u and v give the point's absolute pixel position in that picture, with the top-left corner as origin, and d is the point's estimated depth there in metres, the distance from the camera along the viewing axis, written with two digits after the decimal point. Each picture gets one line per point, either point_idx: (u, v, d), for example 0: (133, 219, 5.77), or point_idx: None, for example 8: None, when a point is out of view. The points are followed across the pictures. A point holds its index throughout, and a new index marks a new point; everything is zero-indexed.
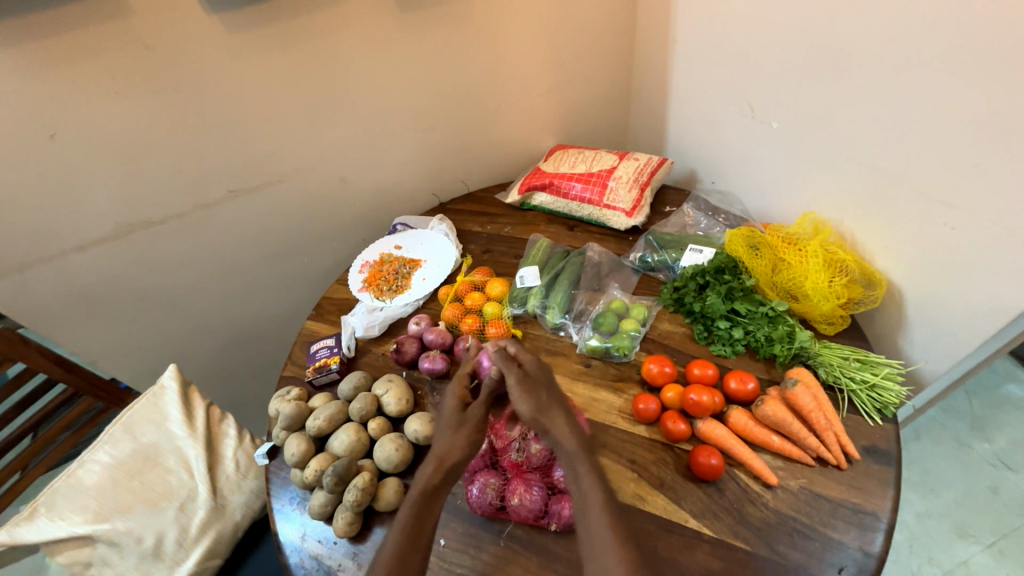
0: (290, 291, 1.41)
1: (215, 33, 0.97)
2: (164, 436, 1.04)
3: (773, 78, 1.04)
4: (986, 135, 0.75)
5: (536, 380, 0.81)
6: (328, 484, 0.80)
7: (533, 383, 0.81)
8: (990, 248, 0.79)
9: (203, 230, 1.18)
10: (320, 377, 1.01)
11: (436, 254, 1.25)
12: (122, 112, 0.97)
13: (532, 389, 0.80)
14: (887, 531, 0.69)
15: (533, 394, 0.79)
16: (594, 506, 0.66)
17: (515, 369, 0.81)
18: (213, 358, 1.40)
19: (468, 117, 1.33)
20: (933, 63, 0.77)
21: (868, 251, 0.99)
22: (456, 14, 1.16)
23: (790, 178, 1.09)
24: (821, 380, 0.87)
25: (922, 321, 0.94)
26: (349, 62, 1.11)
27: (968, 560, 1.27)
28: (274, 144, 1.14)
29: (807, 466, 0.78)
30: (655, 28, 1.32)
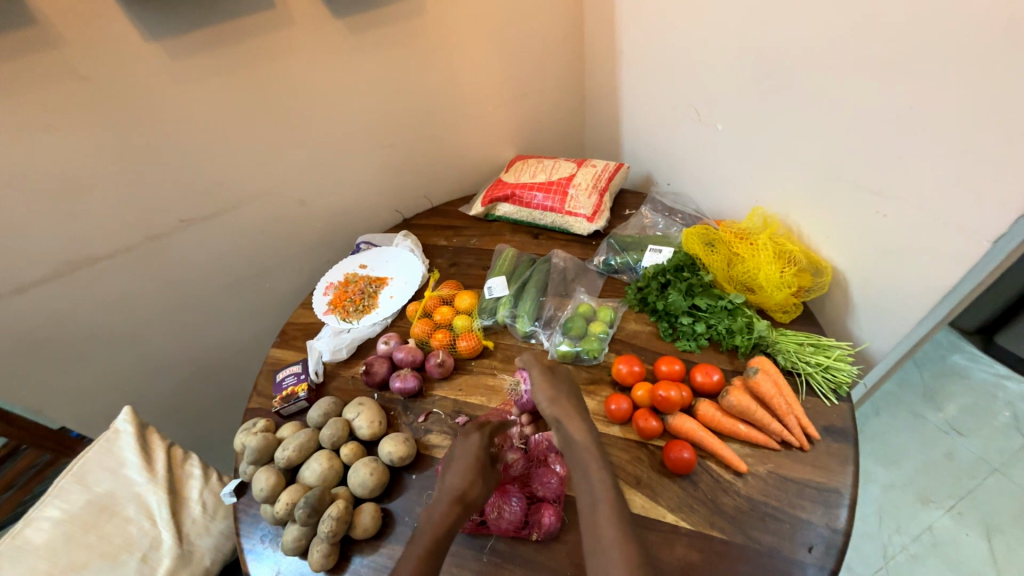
0: (253, 319, 1.36)
1: (155, 60, 0.94)
2: (120, 484, 0.97)
3: (713, 84, 1.09)
4: (907, 126, 0.81)
5: (557, 377, 0.86)
6: (301, 517, 0.77)
7: (554, 376, 0.85)
8: (917, 230, 0.85)
9: (154, 263, 1.13)
10: (288, 406, 0.98)
11: (402, 271, 1.24)
12: (56, 144, 0.92)
13: (553, 382, 0.84)
14: (849, 506, 0.72)
15: (554, 386, 0.84)
16: (603, 503, 0.68)
17: (538, 366, 0.86)
18: (172, 396, 1.33)
19: (426, 131, 1.33)
20: (856, 62, 0.83)
21: (814, 242, 1.04)
22: (405, 31, 1.17)
23: (739, 177, 1.15)
24: (780, 366, 0.90)
25: (865, 303, 1.00)
26: (300, 82, 1.10)
27: (933, 525, 1.34)
28: (225, 169, 1.11)
29: (774, 450, 0.81)
30: (603, 38, 1.36)
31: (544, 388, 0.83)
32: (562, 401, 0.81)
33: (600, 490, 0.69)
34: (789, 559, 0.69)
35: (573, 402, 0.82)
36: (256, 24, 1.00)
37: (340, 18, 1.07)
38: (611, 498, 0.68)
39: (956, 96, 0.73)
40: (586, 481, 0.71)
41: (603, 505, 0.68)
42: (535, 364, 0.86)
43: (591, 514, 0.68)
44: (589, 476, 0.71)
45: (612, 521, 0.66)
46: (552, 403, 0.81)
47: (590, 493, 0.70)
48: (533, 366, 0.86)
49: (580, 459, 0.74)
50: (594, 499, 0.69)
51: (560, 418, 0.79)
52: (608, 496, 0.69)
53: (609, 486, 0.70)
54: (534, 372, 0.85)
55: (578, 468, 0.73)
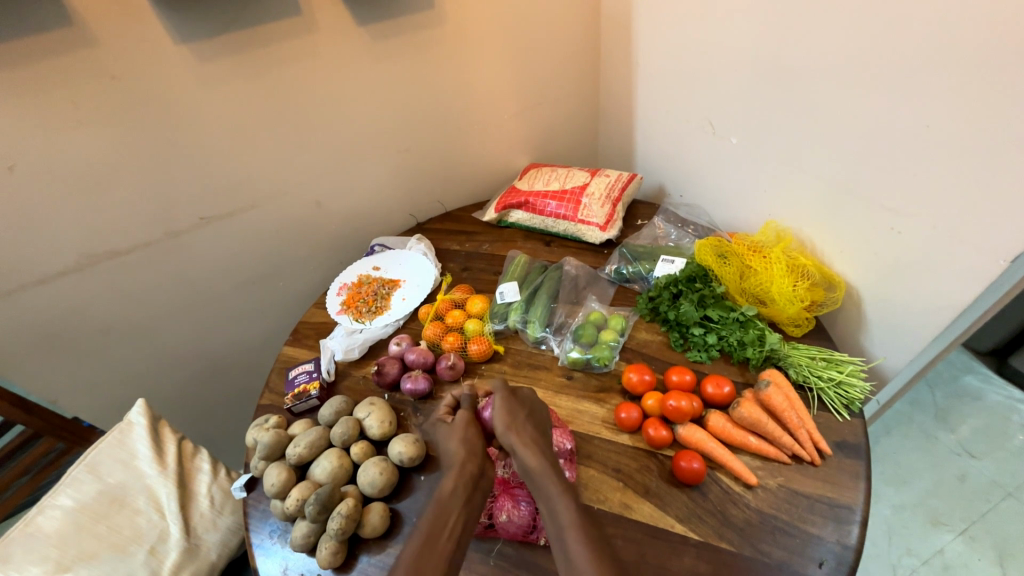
0: (266, 316, 1.38)
1: (185, 62, 0.97)
2: (131, 475, 0.99)
3: (729, 97, 1.11)
4: (922, 143, 0.81)
5: (520, 401, 0.81)
6: (310, 513, 0.78)
7: (514, 403, 0.80)
8: (932, 248, 0.85)
9: (174, 258, 1.15)
10: (300, 404, 0.99)
11: (415, 274, 1.25)
12: (88, 141, 0.95)
13: (511, 409, 0.79)
14: (862, 523, 0.72)
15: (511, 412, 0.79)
16: (568, 527, 0.65)
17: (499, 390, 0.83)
18: (184, 390, 1.35)
19: (442, 137, 1.36)
20: (871, 79, 0.84)
21: (827, 256, 1.04)
22: (426, 39, 1.19)
23: (752, 190, 1.15)
24: (792, 380, 0.90)
25: (878, 319, 1.00)
26: (323, 87, 1.13)
27: (943, 549, 1.31)
28: (246, 168, 1.14)
29: (784, 464, 0.80)
30: (619, 50, 1.38)
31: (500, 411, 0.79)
32: (519, 428, 0.77)
33: (565, 516, 0.66)
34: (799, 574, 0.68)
35: (530, 427, 0.77)
36: (283, 30, 1.03)
37: (364, 26, 1.10)
38: (578, 523, 0.65)
39: (973, 114, 0.74)
40: (547, 505, 0.69)
41: (570, 531, 0.65)
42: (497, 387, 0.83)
43: (559, 539, 0.65)
44: (552, 503, 0.68)
45: (583, 544, 0.63)
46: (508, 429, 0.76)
47: (554, 519, 0.67)
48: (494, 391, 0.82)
49: (540, 486, 0.70)
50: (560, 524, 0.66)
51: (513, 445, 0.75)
52: (573, 520, 0.66)
53: (575, 513, 0.67)
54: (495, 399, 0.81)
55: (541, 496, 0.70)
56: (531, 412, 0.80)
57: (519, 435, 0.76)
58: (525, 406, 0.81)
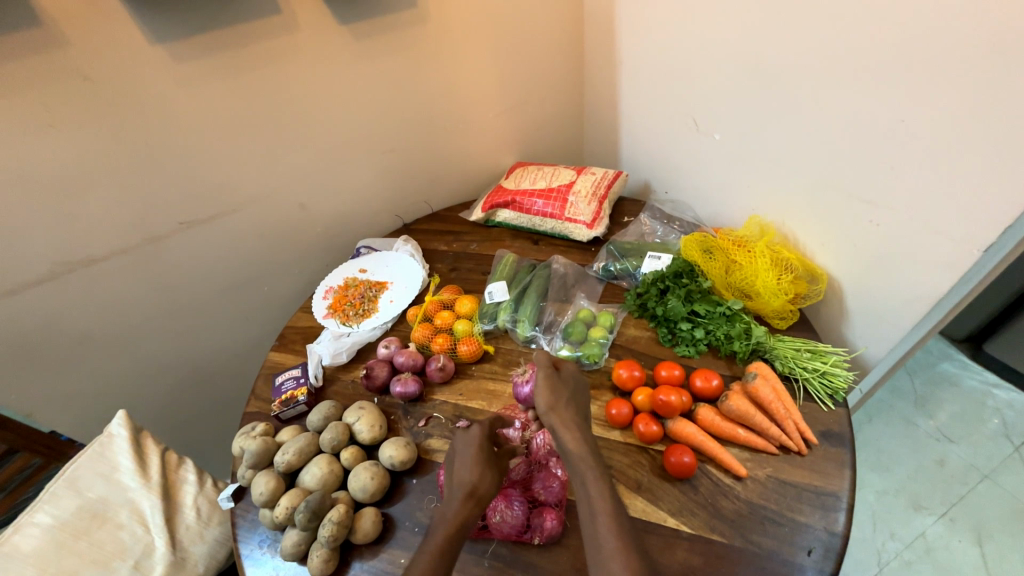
0: (250, 322, 1.36)
1: (160, 63, 0.94)
2: (113, 489, 0.96)
3: (711, 94, 1.12)
4: (899, 137, 0.83)
5: (564, 381, 0.82)
6: (301, 521, 0.76)
7: (558, 382, 0.81)
8: (909, 239, 0.88)
9: (152, 265, 1.12)
10: (287, 410, 0.97)
11: (402, 276, 1.24)
12: (59, 145, 0.92)
13: (554, 389, 0.80)
14: (847, 510, 0.73)
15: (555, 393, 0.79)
16: (601, 514, 0.66)
17: (544, 368, 0.82)
18: (166, 400, 1.32)
19: (427, 137, 1.35)
20: (847, 74, 0.86)
21: (809, 250, 1.06)
22: (408, 38, 1.18)
23: (736, 186, 1.17)
24: (778, 372, 0.92)
25: (860, 309, 1.02)
26: (304, 87, 1.11)
27: (925, 532, 1.35)
28: (226, 172, 1.11)
29: (772, 455, 0.81)
30: (602, 48, 1.38)
31: (544, 392, 0.79)
32: (561, 408, 0.78)
33: (598, 501, 0.67)
34: (788, 563, 0.69)
35: (572, 410, 0.78)
36: (262, 30, 1.01)
37: (345, 25, 1.09)
38: (609, 509, 0.66)
39: (944, 109, 0.76)
40: (582, 489, 0.69)
41: (603, 516, 0.66)
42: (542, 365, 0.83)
43: (590, 522, 0.66)
44: (587, 485, 0.69)
45: (613, 530, 0.64)
46: (550, 411, 0.77)
47: (587, 502, 0.68)
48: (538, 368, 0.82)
49: (576, 469, 0.71)
50: (593, 508, 0.67)
51: (555, 426, 0.76)
52: (607, 504, 0.67)
53: (608, 497, 0.68)
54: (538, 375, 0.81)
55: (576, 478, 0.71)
56: (574, 396, 0.80)
57: (561, 417, 0.77)
58: (569, 387, 0.81)
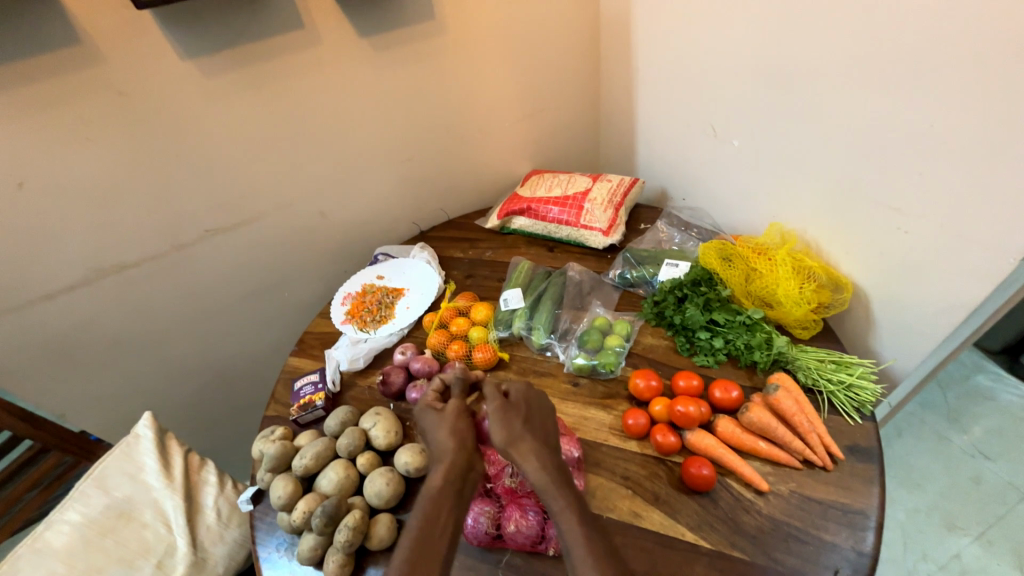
0: (271, 327, 1.39)
1: (190, 77, 0.98)
2: (138, 488, 0.99)
3: (731, 101, 1.11)
4: (926, 144, 0.81)
5: (516, 408, 0.74)
6: (317, 525, 0.77)
7: (512, 412, 0.73)
8: (939, 247, 0.85)
9: (180, 271, 1.16)
10: (306, 415, 0.99)
11: (419, 282, 1.25)
12: (95, 156, 0.96)
13: (506, 420, 0.72)
14: (876, 529, 0.71)
15: (511, 422, 0.72)
16: (582, 562, 0.62)
17: (494, 400, 0.75)
18: (191, 402, 1.35)
19: (444, 146, 1.37)
20: (872, 80, 0.84)
21: (833, 258, 1.04)
22: (426, 49, 1.20)
23: (755, 193, 1.15)
24: (801, 383, 0.89)
25: (888, 319, 0.99)
26: (327, 99, 1.14)
27: (960, 553, 1.29)
28: (250, 180, 1.15)
29: (796, 470, 0.79)
30: (619, 55, 1.38)
31: (497, 424, 0.72)
32: (519, 441, 0.71)
33: (575, 551, 0.63)
34: None
35: (534, 439, 0.71)
36: (287, 45, 1.04)
37: (366, 39, 1.12)
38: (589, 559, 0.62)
39: (975, 112, 0.74)
40: (561, 530, 0.65)
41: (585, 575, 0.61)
42: (491, 396, 0.75)
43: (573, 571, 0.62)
44: (564, 530, 0.65)
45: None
46: (510, 444, 0.71)
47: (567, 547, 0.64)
48: (488, 401, 0.75)
49: (553, 508, 0.67)
50: (573, 552, 0.63)
51: (519, 461, 0.70)
52: (586, 553, 0.63)
53: (585, 543, 0.63)
54: (488, 409, 0.74)
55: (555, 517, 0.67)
56: (532, 417, 0.74)
57: (522, 448, 0.71)
58: (523, 413, 0.74)
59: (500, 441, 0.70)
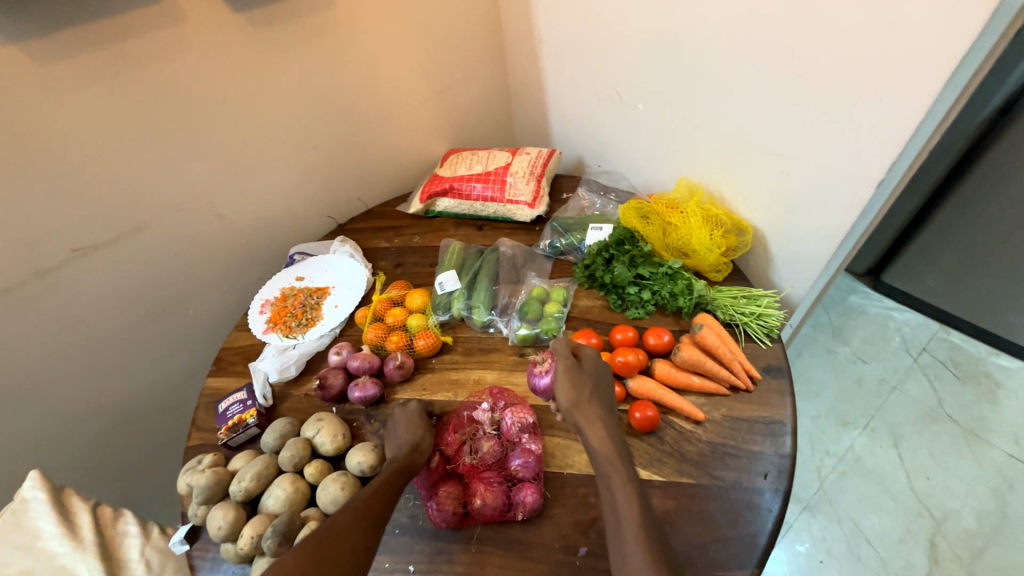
0: (179, 351, 1.23)
1: (17, 66, 0.81)
2: (36, 560, 0.84)
3: (630, 66, 1.16)
4: (798, 90, 0.91)
5: (585, 374, 0.80)
6: (270, 547, 0.71)
7: (580, 374, 0.80)
8: (815, 184, 0.97)
9: (48, 301, 0.98)
10: (236, 436, 0.90)
11: (345, 278, 1.18)
12: None
13: (576, 381, 0.79)
14: (792, 433, 0.81)
15: (578, 387, 0.79)
16: (628, 518, 0.66)
17: (565, 362, 0.81)
18: (88, 451, 1.16)
19: (350, 130, 1.28)
20: (748, 37, 0.92)
21: (733, 205, 1.14)
22: (314, 24, 1.10)
23: (662, 152, 1.22)
24: (720, 320, 0.98)
25: (782, 253, 1.12)
26: (204, 85, 1.01)
27: (854, 444, 1.53)
28: (123, 186, 0.99)
29: (724, 396, 0.88)
30: (520, 26, 1.38)
31: (563, 385, 0.79)
32: (584, 403, 0.78)
33: (624, 507, 0.67)
34: (750, 489, 0.76)
35: (597, 406, 0.78)
36: (142, 22, 0.90)
37: (240, 13, 0.99)
38: (636, 515, 0.66)
39: (831, 60, 0.84)
40: (608, 493, 0.70)
41: (629, 523, 0.66)
42: (563, 357, 0.82)
43: (616, 528, 0.66)
44: (613, 488, 0.70)
45: (639, 539, 0.64)
46: (574, 406, 0.78)
47: (613, 508, 0.68)
48: (559, 360, 0.81)
49: (604, 470, 0.72)
50: (619, 512, 0.67)
51: (580, 424, 0.76)
52: (633, 510, 0.67)
53: (633, 500, 0.68)
54: (558, 366, 0.81)
55: (604, 480, 0.71)
56: (597, 385, 0.80)
57: (585, 414, 0.77)
58: (591, 379, 0.80)
59: (567, 400, 0.77)
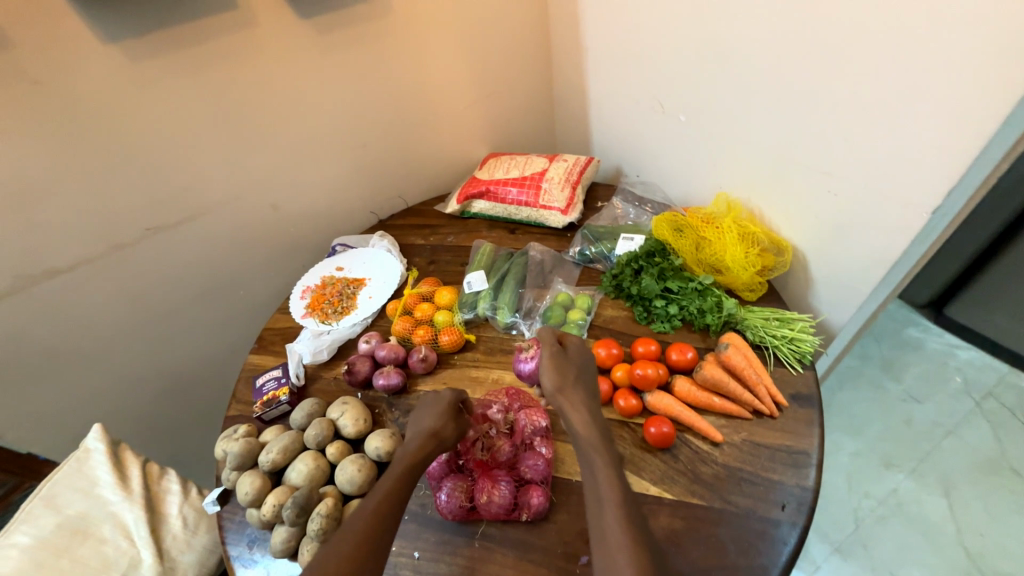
0: (228, 328, 1.33)
1: (113, 64, 0.92)
2: (93, 504, 0.94)
3: (675, 78, 1.14)
4: (853, 107, 0.86)
5: (570, 361, 0.81)
6: (289, 517, 0.76)
7: (564, 361, 0.80)
8: (865, 207, 0.92)
9: (121, 273, 1.10)
10: (269, 411, 0.97)
11: (380, 271, 1.24)
12: (11, 152, 0.89)
13: (561, 368, 0.79)
14: (817, 465, 0.77)
15: (562, 372, 0.79)
16: (609, 502, 0.65)
17: (551, 348, 0.81)
18: (143, 411, 1.28)
19: (397, 131, 1.34)
20: (801, 50, 0.89)
21: (773, 224, 1.10)
22: (371, 30, 1.17)
23: (703, 166, 1.19)
24: (749, 341, 0.95)
25: (825, 277, 1.06)
26: (268, 85, 1.10)
27: (897, 487, 1.42)
28: (191, 174, 1.09)
29: (747, 420, 0.85)
30: (567, 34, 1.39)
31: (549, 370, 0.79)
32: (569, 389, 0.77)
33: (605, 490, 0.66)
34: (765, 519, 0.73)
35: (581, 393, 0.77)
36: (220, 26, 0.99)
37: (305, 19, 1.07)
38: (617, 499, 0.65)
39: (891, 77, 0.80)
40: (590, 477, 0.69)
41: (610, 508, 0.64)
42: (549, 344, 0.82)
43: (596, 510, 0.66)
44: (595, 472, 0.69)
45: (619, 523, 0.63)
46: (558, 391, 0.77)
47: (595, 491, 0.67)
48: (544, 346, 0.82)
49: (586, 454, 0.71)
50: (601, 496, 0.66)
51: (563, 409, 0.76)
52: (614, 493, 0.66)
53: (615, 485, 0.67)
54: (543, 355, 0.81)
55: (585, 463, 0.71)
56: (582, 373, 0.80)
57: (569, 400, 0.76)
58: (575, 367, 0.80)
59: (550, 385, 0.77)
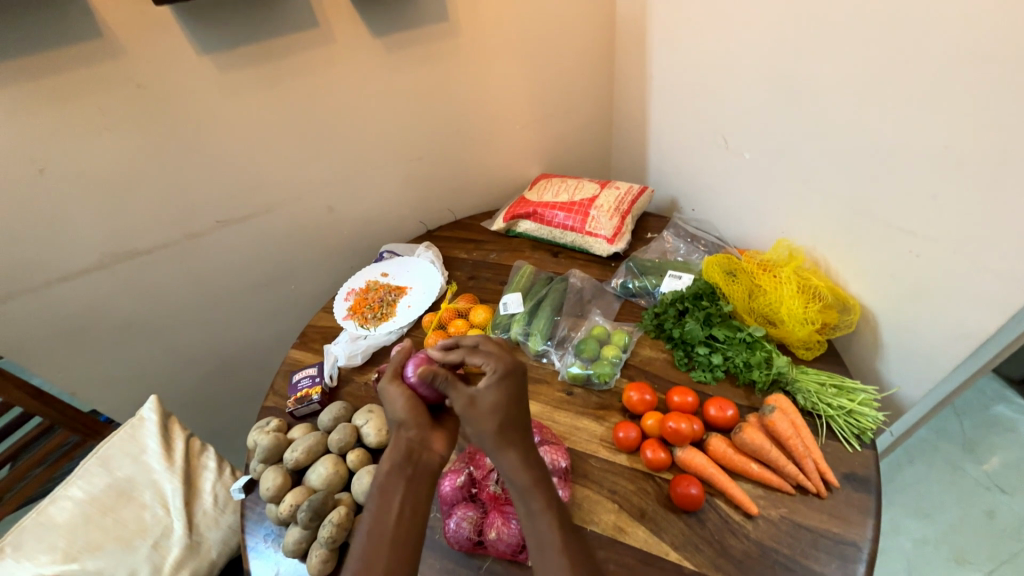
0: (277, 319, 1.41)
1: (205, 71, 1.00)
2: (140, 470, 1.01)
3: (744, 114, 1.08)
4: (946, 163, 0.77)
5: (491, 403, 0.66)
6: (303, 519, 0.78)
7: (485, 404, 0.65)
8: (954, 273, 0.81)
9: (191, 260, 1.19)
10: (301, 408, 1.00)
11: (421, 282, 1.26)
12: (111, 144, 0.99)
13: (485, 411, 0.65)
14: (868, 562, 0.68)
15: (489, 416, 0.65)
16: (550, 546, 0.63)
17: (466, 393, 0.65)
18: (195, 387, 1.38)
19: (453, 146, 1.37)
20: (889, 96, 0.81)
21: (841, 278, 1.01)
22: (438, 49, 1.20)
23: (767, 207, 1.12)
24: (800, 406, 0.87)
25: (898, 344, 0.95)
26: (338, 97, 1.16)
27: None
28: (261, 175, 1.17)
29: (789, 494, 0.77)
30: (633, 60, 1.36)
31: (473, 416, 0.66)
32: (499, 433, 0.66)
33: (545, 534, 0.64)
34: None
35: (517, 433, 0.66)
36: (300, 41, 1.05)
37: (378, 38, 1.12)
38: (557, 544, 0.63)
39: (998, 133, 0.70)
40: (529, 521, 0.65)
41: (550, 551, 0.63)
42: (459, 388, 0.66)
43: (537, 555, 0.64)
44: (535, 518, 0.65)
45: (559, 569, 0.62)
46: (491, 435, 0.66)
47: (535, 535, 0.65)
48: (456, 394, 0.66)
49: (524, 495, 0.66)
50: (540, 538, 0.64)
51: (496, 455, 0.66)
52: (556, 538, 0.64)
53: (558, 529, 0.64)
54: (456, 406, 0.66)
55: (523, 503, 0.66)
56: (509, 412, 0.67)
57: (503, 442, 0.66)
58: (499, 407, 0.66)
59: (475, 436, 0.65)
